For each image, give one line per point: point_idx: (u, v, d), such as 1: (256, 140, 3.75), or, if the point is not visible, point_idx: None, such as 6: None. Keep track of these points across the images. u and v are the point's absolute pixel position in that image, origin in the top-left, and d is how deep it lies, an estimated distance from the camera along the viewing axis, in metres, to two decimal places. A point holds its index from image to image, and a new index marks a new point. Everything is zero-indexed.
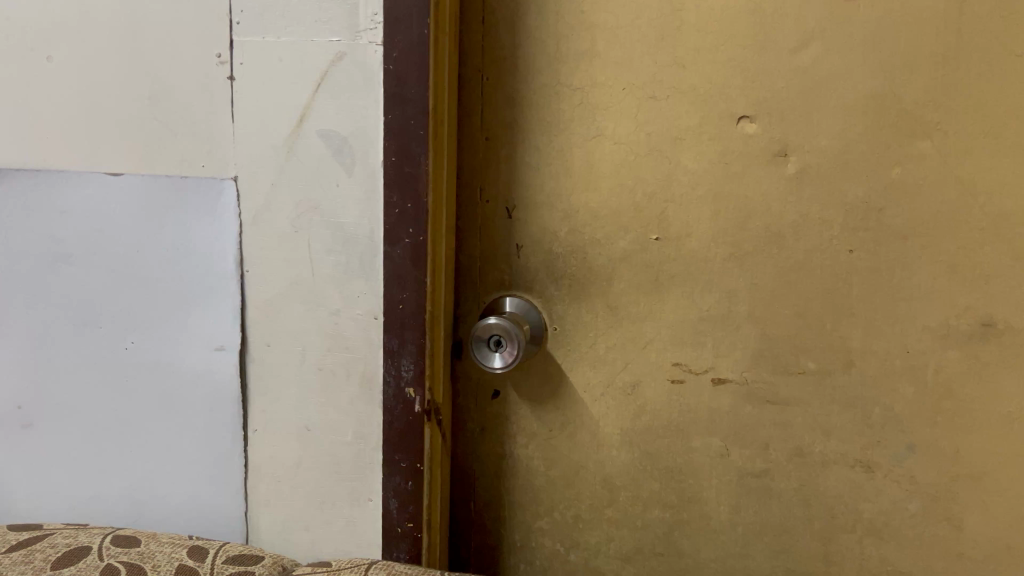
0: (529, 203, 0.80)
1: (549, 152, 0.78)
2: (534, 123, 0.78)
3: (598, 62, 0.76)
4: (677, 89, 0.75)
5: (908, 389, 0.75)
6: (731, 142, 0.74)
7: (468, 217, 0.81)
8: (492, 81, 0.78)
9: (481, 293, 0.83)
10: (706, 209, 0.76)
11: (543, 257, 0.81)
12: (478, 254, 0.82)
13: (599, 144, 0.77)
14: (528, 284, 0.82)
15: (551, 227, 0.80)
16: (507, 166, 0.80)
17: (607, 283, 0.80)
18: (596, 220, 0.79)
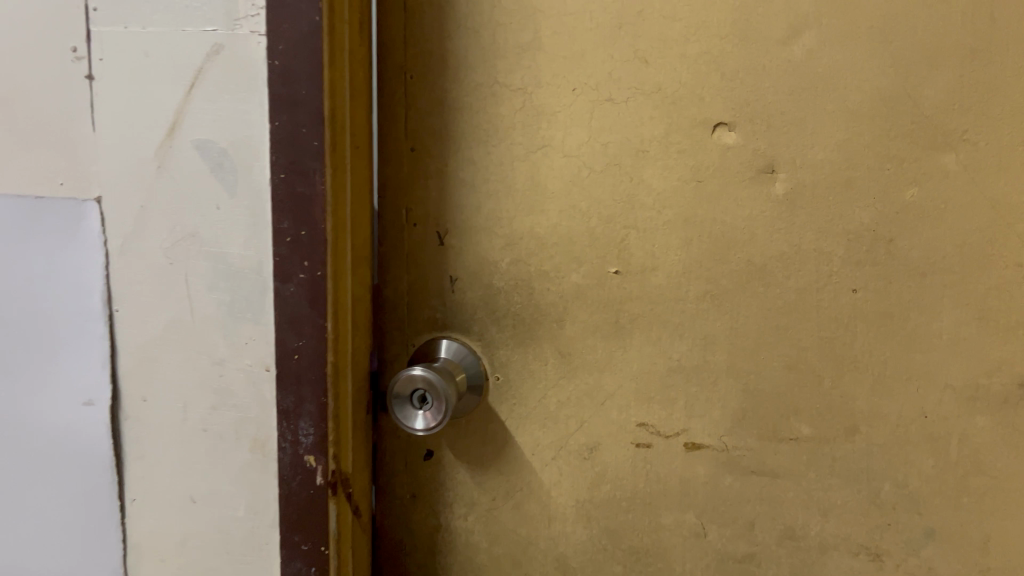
0: (463, 228, 0.66)
1: (486, 166, 0.65)
2: (468, 131, 0.64)
3: (542, 56, 0.62)
4: (639, 90, 0.60)
5: (926, 462, 0.61)
6: (706, 155, 0.60)
7: (393, 244, 0.67)
8: (417, 80, 0.64)
9: (409, 335, 0.69)
10: (676, 237, 0.62)
11: (481, 292, 0.67)
12: (405, 288, 0.68)
13: (546, 157, 0.63)
14: (463, 324, 0.68)
15: (490, 257, 0.66)
16: (436, 182, 0.66)
17: (559, 325, 0.66)
18: (543, 249, 0.65)
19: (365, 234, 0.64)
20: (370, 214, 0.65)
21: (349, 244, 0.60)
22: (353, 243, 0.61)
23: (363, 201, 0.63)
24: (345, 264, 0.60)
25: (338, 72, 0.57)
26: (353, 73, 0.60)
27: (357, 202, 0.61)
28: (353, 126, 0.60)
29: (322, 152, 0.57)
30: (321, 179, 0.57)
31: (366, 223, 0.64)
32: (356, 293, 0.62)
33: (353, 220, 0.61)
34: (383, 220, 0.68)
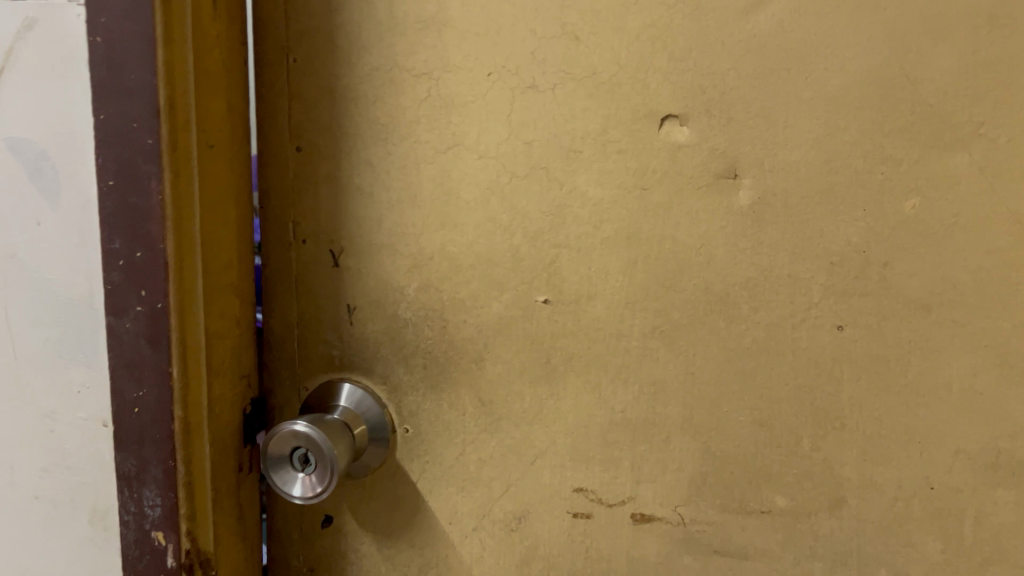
0: (361, 246, 0.54)
1: (385, 170, 0.52)
2: (363, 126, 0.52)
3: (450, 33, 0.49)
4: (568, 74, 0.48)
5: (932, 545, 0.48)
6: (650, 156, 0.47)
7: (279, 266, 0.55)
8: (301, 64, 0.52)
9: (301, 376, 0.57)
10: (616, 259, 0.49)
11: (384, 325, 0.54)
12: (296, 319, 0.56)
13: (457, 158, 0.51)
14: (364, 364, 0.55)
15: (393, 282, 0.54)
16: (328, 190, 0.53)
17: (477, 366, 0.53)
18: (457, 273, 0.52)
19: (233, 254, 0.51)
20: (243, 229, 0.52)
21: (203, 268, 0.48)
22: (210, 266, 0.49)
23: (228, 213, 0.51)
24: (198, 294, 0.48)
25: (179, 51, 0.45)
26: (205, 54, 0.47)
27: (216, 215, 0.49)
28: (206, 120, 0.48)
29: (157, 153, 0.44)
30: (157, 187, 0.45)
31: (235, 241, 0.51)
32: (217, 328, 0.50)
33: (210, 238, 0.49)
34: (267, 236, 0.55)
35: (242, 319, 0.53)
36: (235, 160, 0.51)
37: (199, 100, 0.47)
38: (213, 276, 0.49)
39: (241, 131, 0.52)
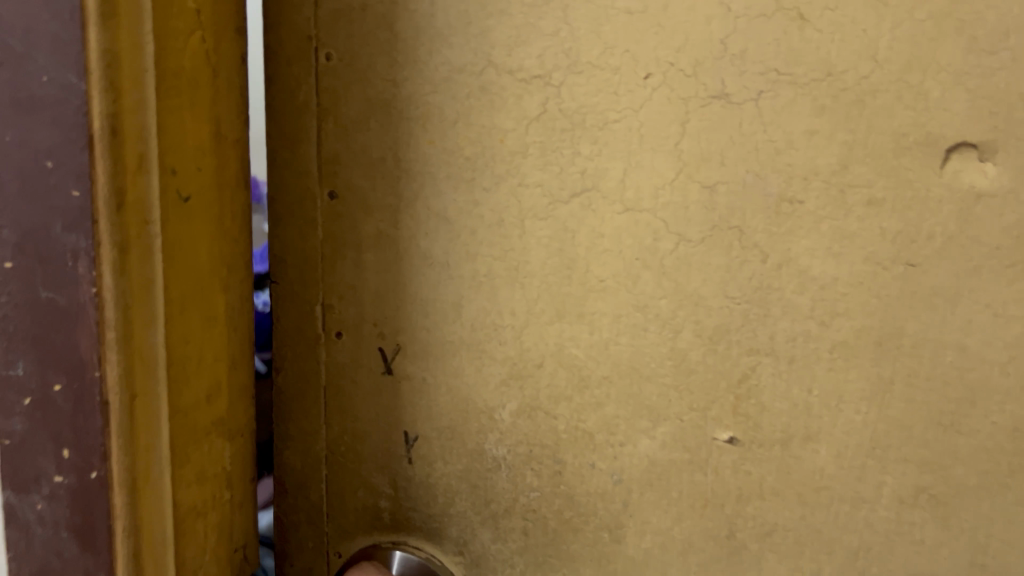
0: (428, 345, 0.34)
1: (469, 228, 0.33)
2: (434, 161, 0.33)
3: (583, 11, 0.30)
4: (784, 77, 0.29)
5: None
6: (924, 212, 0.29)
7: (300, 372, 0.36)
8: (337, 63, 0.33)
9: (330, 536, 0.37)
10: (857, 378, 0.30)
11: (463, 466, 0.35)
12: (323, 451, 0.36)
13: (588, 210, 0.32)
14: (429, 524, 0.36)
15: (477, 401, 0.34)
16: (376, 259, 0.34)
17: (611, 538, 0.34)
18: (583, 393, 0.33)
19: (219, 367, 0.32)
20: (235, 325, 0.33)
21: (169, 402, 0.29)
22: (177, 398, 0.30)
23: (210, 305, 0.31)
24: (158, 446, 0.29)
25: (129, 35, 0.25)
26: (178, 46, 0.28)
27: (191, 313, 0.30)
28: (178, 155, 0.28)
29: (89, 214, 0.25)
30: (89, 274, 0.25)
31: (221, 345, 0.32)
32: (188, 493, 0.31)
33: (180, 350, 0.29)
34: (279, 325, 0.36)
35: (232, 461, 0.34)
36: (225, 216, 0.32)
37: (164, 121, 0.27)
38: (184, 411, 0.30)
39: (237, 169, 0.33)
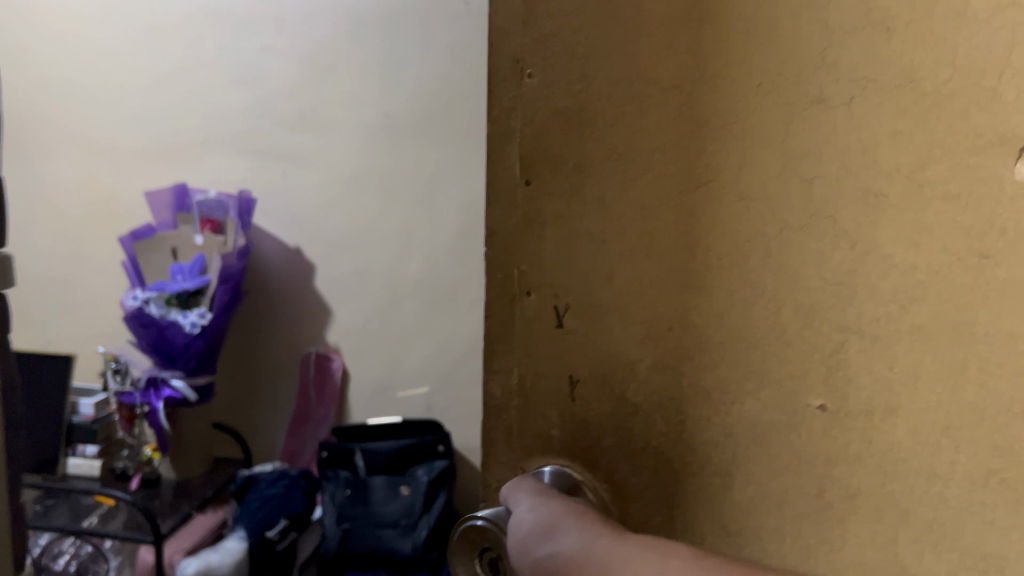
0: (588, 304, 0.41)
1: (619, 208, 0.39)
2: (599, 157, 0.39)
3: (711, 29, 0.36)
4: (871, 82, 0.33)
5: None
6: (998, 206, 0.31)
7: (491, 319, 0.43)
8: (536, 82, 0.40)
9: (517, 454, 0.44)
10: (931, 359, 0.33)
11: (610, 408, 0.41)
12: (511, 385, 0.43)
13: (711, 194, 0.37)
14: (583, 456, 0.42)
15: (625, 354, 0.40)
16: (554, 230, 0.41)
17: (721, 483, 0.39)
18: (703, 354, 0.38)
19: None
20: None
21: None
22: None
23: None
24: None
25: None
26: None
27: None
28: None
29: None
30: None
31: None
32: None
33: None
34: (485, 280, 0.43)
35: None
36: None
37: None
38: None
39: None
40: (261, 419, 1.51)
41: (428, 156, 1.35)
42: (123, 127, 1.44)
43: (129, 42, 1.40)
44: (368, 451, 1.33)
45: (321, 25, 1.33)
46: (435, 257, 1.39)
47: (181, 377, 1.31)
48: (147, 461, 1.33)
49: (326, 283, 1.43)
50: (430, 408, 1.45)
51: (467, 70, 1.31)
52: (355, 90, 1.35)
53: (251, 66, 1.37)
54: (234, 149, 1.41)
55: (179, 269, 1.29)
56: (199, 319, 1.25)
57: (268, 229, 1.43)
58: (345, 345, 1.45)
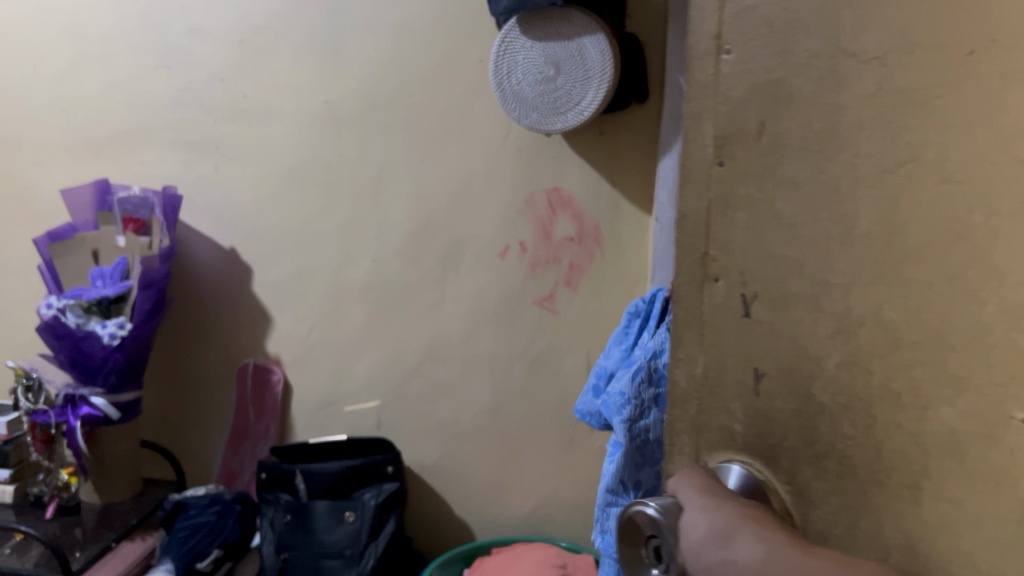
0: (779, 293, 0.34)
1: (833, 157, 0.32)
2: (791, 142, 0.33)
3: None
4: None
5: None
6: None
7: (689, 303, 0.39)
8: (733, 59, 0.36)
9: (706, 458, 0.39)
10: None
11: (798, 420, 0.34)
12: (700, 378, 0.38)
13: (958, 138, 0.27)
14: (774, 480, 0.35)
15: (819, 354, 0.33)
16: (747, 216, 0.35)
17: (938, 545, 0.28)
18: (900, 358, 0.30)
19: None
20: None
21: None
22: None
23: None
24: None
25: None
26: None
27: None
28: None
29: None
30: None
31: None
32: None
33: None
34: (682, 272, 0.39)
35: None
36: None
37: None
38: None
39: None
40: (194, 429, 1.59)
41: (371, 148, 1.43)
42: (72, 114, 1.54)
43: (70, 49, 1.51)
44: (307, 475, 1.38)
45: (255, 4, 1.42)
46: (380, 262, 1.46)
47: (98, 391, 1.36)
48: (64, 488, 1.39)
49: (263, 285, 1.52)
50: (380, 423, 1.51)
51: (414, 45, 1.38)
52: (297, 78, 1.44)
53: (179, 51, 1.47)
54: (164, 146, 1.51)
55: (99, 275, 1.37)
56: (117, 330, 1.34)
57: (204, 232, 1.52)
58: (284, 356, 1.53)
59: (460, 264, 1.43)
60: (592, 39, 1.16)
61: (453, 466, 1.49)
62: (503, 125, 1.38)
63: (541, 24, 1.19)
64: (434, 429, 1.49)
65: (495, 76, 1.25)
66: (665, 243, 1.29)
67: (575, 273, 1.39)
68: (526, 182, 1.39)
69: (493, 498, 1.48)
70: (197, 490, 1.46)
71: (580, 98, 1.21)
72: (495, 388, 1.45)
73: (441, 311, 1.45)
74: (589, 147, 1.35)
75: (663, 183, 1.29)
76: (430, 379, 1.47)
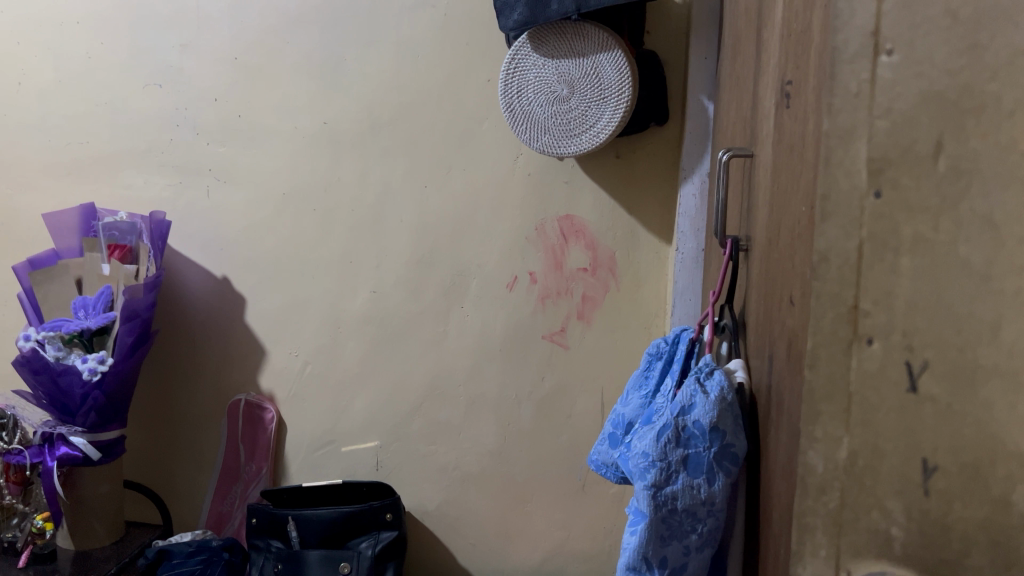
0: (959, 365, 0.42)
1: (997, 237, 0.41)
2: (987, 161, 0.40)
3: None
4: None
5: None
6: None
7: (828, 356, 0.44)
8: (898, 61, 0.41)
9: (844, 555, 0.45)
10: None
11: (984, 512, 0.42)
12: (844, 460, 0.44)
13: None
14: (942, 528, 0.43)
15: (998, 426, 0.41)
16: (913, 263, 0.42)
17: None
18: None
19: None
20: None
21: None
22: None
23: None
24: None
25: None
26: None
27: None
28: None
29: None
30: None
31: None
32: None
33: None
34: (817, 329, 0.44)
35: None
36: None
37: None
38: None
39: None
40: (181, 470, 1.49)
41: (372, 173, 1.35)
42: (55, 135, 1.46)
43: (57, 67, 1.44)
44: (300, 522, 1.29)
45: (248, 20, 1.36)
46: (380, 292, 1.38)
47: (77, 429, 1.27)
48: (39, 534, 1.29)
49: (255, 316, 1.43)
50: (379, 465, 1.41)
51: (418, 65, 1.31)
52: (292, 98, 1.36)
53: (169, 69, 1.40)
54: (152, 168, 1.43)
55: (82, 305, 1.29)
56: (97, 365, 1.25)
57: (196, 259, 1.44)
58: (277, 393, 1.44)
59: (465, 295, 1.35)
60: (609, 57, 1.09)
61: (456, 512, 1.40)
62: (512, 149, 1.30)
63: (555, 41, 1.12)
64: (436, 472, 1.39)
65: (504, 96, 1.17)
66: (687, 273, 1.20)
67: (589, 306, 1.30)
68: (536, 210, 1.30)
69: (499, 547, 1.39)
70: (182, 536, 1.36)
71: (596, 118, 1.13)
72: (501, 429, 1.36)
73: (445, 346, 1.36)
74: (603, 172, 1.27)
75: (684, 211, 1.21)
76: (432, 419, 1.38)
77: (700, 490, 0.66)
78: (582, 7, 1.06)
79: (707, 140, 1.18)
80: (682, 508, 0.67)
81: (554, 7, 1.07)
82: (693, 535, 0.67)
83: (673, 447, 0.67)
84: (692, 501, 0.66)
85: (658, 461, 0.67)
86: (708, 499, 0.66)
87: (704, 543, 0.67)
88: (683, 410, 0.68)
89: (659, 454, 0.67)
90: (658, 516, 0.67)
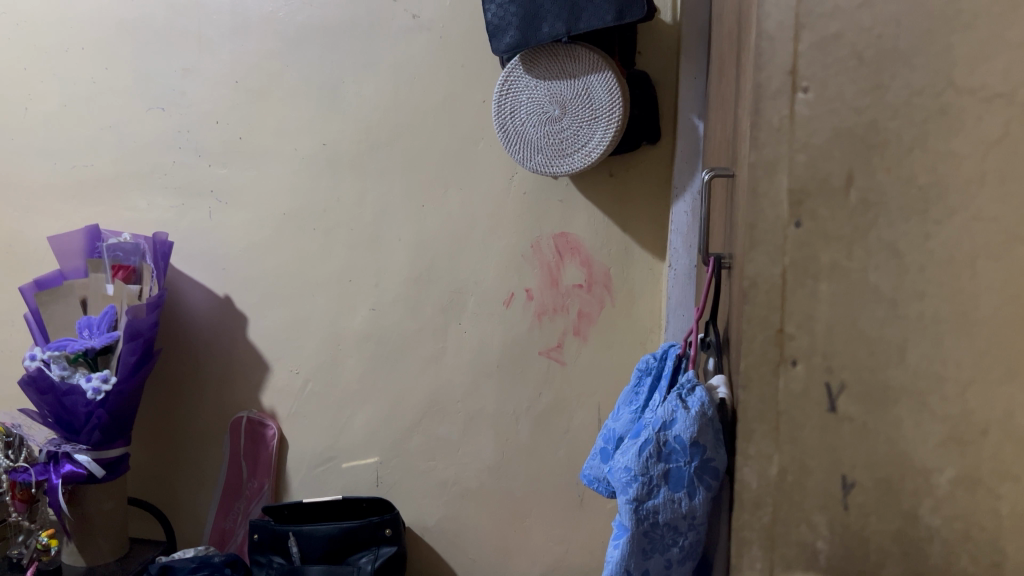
0: (873, 388, 0.44)
1: (901, 263, 0.43)
2: (891, 193, 0.43)
3: (1000, 68, 0.41)
4: None
5: None
6: None
7: (757, 375, 0.47)
8: (811, 96, 0.44)
9: (777, 565, 0.48)
10: None
11: (897, 527, 0.44)
12: (774, 475, 0.47)
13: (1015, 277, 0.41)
14: (859, 540, 0.45)
15: (910, 449, 0.44)
16: (830, 289, 0.45)
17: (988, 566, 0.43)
18: (995, 428, 0.42)
19: None
20: None
21: None
22: None
23: None
24: None
25: None
26: None
27: None
28: None
29: None
30: None
31: None
32: None
33: None
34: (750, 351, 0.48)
35: None
36: None
37: None
38: None
39: None
40: (185, 486, 1.51)
41: (370, 195, 1.38)
42: (60, 159, 1.49)
43: (63, 91, 1.47)
44: (301, 537, 1.31)
45: (250, 45, 1.38)
46: (379, 310, 1.40)
47: (82, 447, 1.29)
48: (44, 550, 1.29)
49: (257, 334, 1.45)
50: (379, 482, 1.43)
51: (414, 85, 1.33)
52: (292, 120, 1.39)
53: (172, 92, 1.43)
54: (156, 189, 1.46)
55: (87, 325, 1.30)
56: (101, 385, 1.26)
57: (198, 279, 1.46)
58: (279, 410, 1.46)
59: (462, 313, 1.36)
60: (599, 77, 1.11)
61: (455, 528, 1.41)
62: (507, 168, 1.32)
63: (546, 62, 1.14)
64: (435, 488, 1.41)
65: (497, 116, 1.19)
66: (680, 290, 1.22)
67: (585, 322, 1.32)
68: (530, 228, 1.32)
69: (497, 562, 1.40)
70: (186, 552, 1.37)
71: (586, 139, 1.14)
72: (498, 445, 1.37)
73: (443, 363, 1.38)
74: (597, 192, 1.29)
75: (676, 228, 1.23)
76: (431, 435, 1.40)
77: (682, 503, 0.67)
78: (573, 30, 1.09)
79: (697, 159, 1.20)
80: (664, 522, 0.67)
81: (546, 30, 1.10)
82: (675, 548, 0.68)
83: (655, 462, 0.68)
84: (673, 515, 0.67)
85: (640, 475, 0.68)
86: (690, 512, 0.67)
87: (686, 556, 0.69)
88: (664, 425, 0.68)
89: (641, 468, 0.68)
90: (640, 529, 0.68)
